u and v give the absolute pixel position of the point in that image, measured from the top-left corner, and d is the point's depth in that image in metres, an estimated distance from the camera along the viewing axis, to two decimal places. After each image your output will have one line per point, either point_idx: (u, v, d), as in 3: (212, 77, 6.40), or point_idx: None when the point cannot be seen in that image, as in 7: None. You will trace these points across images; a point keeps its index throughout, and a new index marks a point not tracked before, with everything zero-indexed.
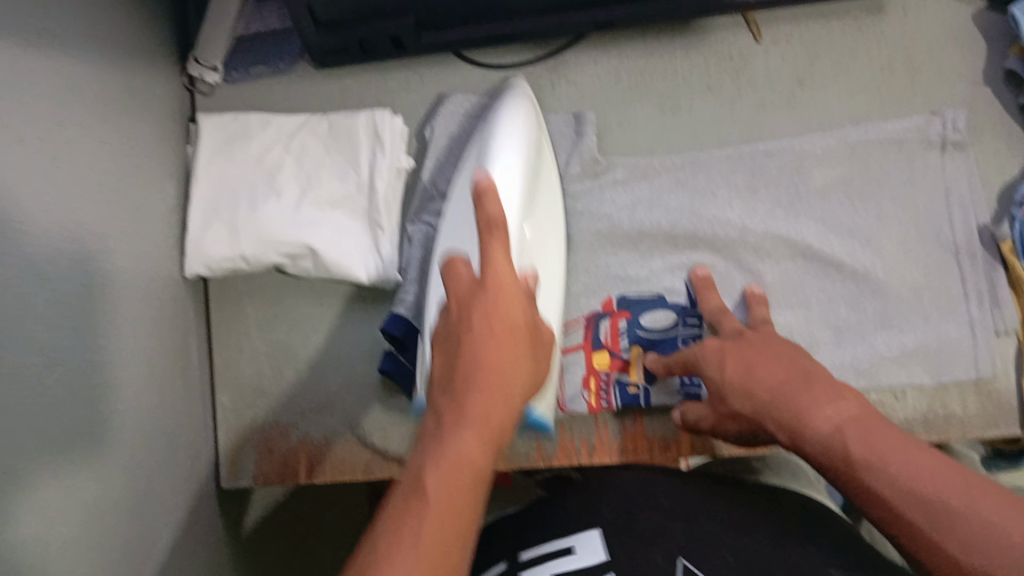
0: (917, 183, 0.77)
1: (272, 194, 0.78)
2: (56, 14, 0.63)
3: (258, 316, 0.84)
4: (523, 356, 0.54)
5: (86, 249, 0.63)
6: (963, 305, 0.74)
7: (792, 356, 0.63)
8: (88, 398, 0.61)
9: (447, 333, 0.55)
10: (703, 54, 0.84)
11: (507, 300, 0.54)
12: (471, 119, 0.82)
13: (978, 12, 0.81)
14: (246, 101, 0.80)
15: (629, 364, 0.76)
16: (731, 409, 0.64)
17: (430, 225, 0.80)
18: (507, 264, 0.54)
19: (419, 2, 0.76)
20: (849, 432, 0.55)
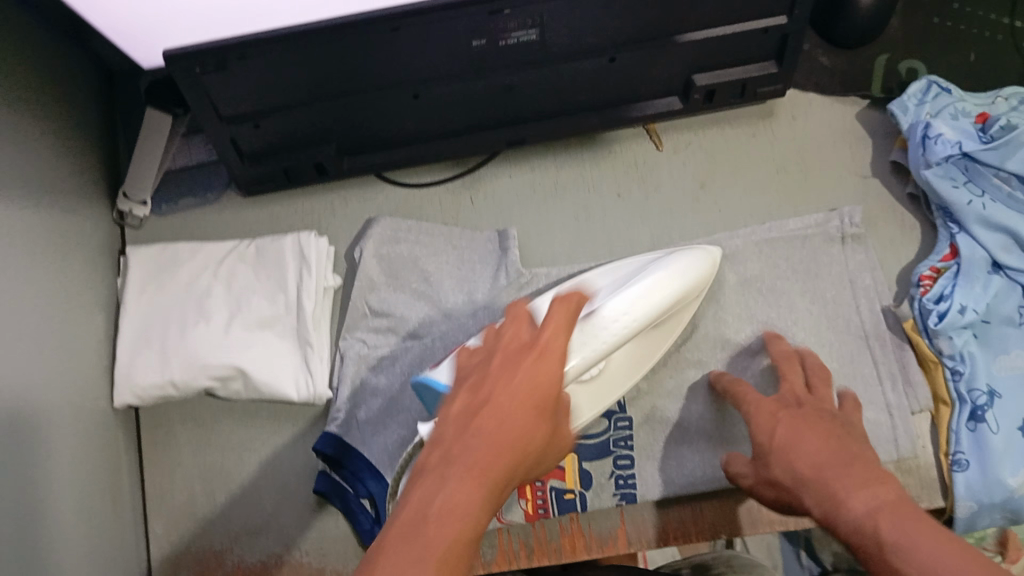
0: (821, 275, 0.76)
1: (202, 319, 0.74)
2: None
3: (191, 441, 0.75)
4: (545, 427, 0.46)
5: (10, 383, 0.58)
6: (879, 392, 0.72)
7: (840, 433, 0.58)
8: (10, 537, 0.54)
9: (478, 376, 0.49)
10: (611, 166, 0.82)
11: (553, 360, 0.49)
12: (403, 242, 0.78)
13: (862, 108, 0.82)
14: (174, 229, 0.80)
15: (563, 471, 0.72)
16: (774, 476, 0.58)
17: (364, 342, 0.75)
18: (561, 340, 0.51)
19: (340, 128, 0.74)
20: (883, 518, 0.47)
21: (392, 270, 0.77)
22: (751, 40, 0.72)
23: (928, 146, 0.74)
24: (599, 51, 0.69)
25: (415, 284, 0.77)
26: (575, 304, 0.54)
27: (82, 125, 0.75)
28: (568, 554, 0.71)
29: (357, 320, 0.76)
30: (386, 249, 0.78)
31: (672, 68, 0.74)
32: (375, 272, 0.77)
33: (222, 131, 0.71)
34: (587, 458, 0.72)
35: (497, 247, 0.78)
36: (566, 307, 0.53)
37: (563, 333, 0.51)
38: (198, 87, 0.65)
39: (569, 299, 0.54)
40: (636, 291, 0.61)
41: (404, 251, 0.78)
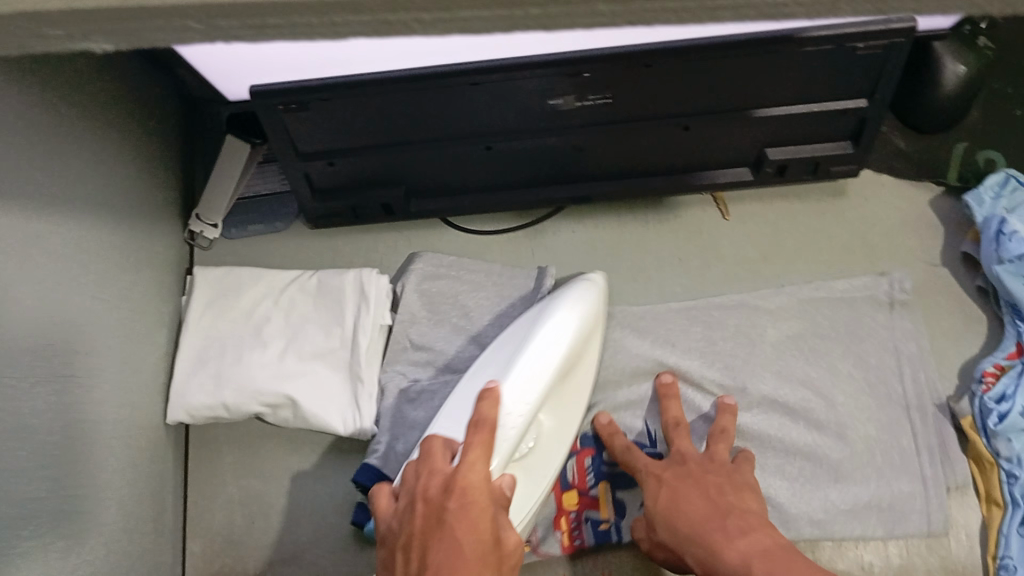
0: (878, 362, 0.75)
1: (258, 345, 0.76)
2: (74, 162, 0.63)
3: (236, 464, 0.76)
4: (489, 568, 0.50)
5: (74, 400, 0.60)
6: (916, 464, 0.71)
7: (718, 485, 0.64)
8: (58, 553, 0.56)
9: (407, 536, 0.53)
10: (674, 230, 0.82)
11: (478, 500, 0.53)
12: (446, 276, 0.79)
13: (937, 194, 0.81)
14: (240, 254, 0.82)
15: (598, 502, 0.72)
16: (660, 538, 0.64)
17: (405, 373, 0.76)
18: (481, 473, 0.54)
19: (411, 171, 0.75)
20: (755, 564, 0.56)
21: (432, 301, 0.79)
22: (828, 120, 0.71)
23: (1002, 243, 0.72)
24: (673, 119, 0.69)
25: (456, 318, 0.78)
26: (486, 429, 0.56)
27: (163, 147, 0.78)
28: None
29: (396, 354, 0.77)
30: (428, 283, 0.79)
31: (745, 141, 0.74)
32: (417, 306, 0.78)
33: (296, 166, 0.72)
34: (620, 488, 0.72)
35: (534, 285, 0.78)
36: (480, 443, 0.55)
37: (482, 460, 0.55)
38: (278, 122, 0.66)
39: (479, 420, 0.57)
40: (531, 355, 0.63)
41: (442, 284, 0.79)
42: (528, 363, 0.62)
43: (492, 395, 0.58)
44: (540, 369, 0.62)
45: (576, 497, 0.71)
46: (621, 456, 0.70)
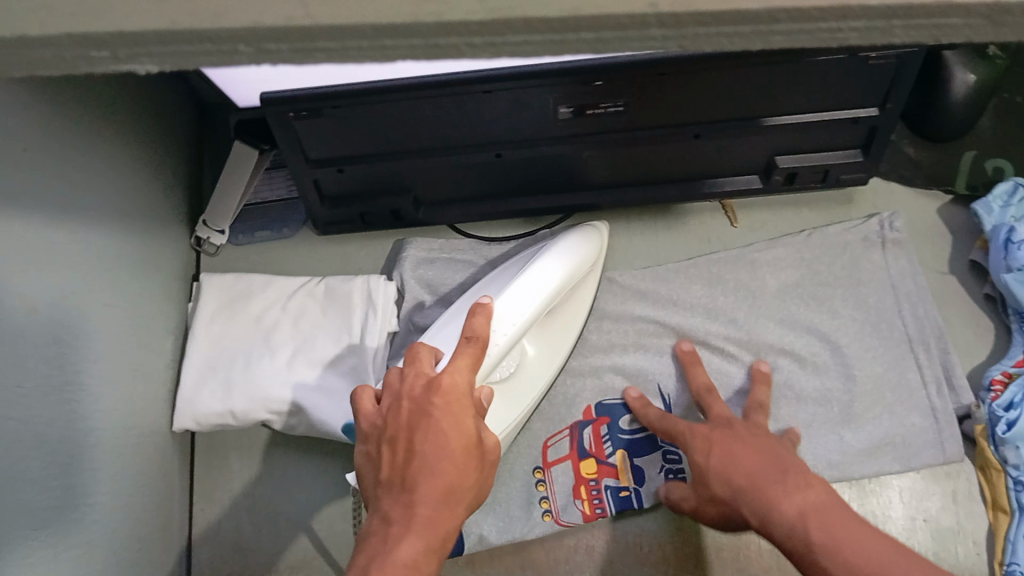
0: (888, 369, 0.75)
1: (267, 352, 0.75)
2: (84, 169, 0.62)
3: (244, 471, 0.76)
4: (472, 462, 0.50)
5: (85, 408, 0.60)
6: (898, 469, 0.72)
7: (771, 450, 0.63)
8: (67, 560, 0.56)
9: (392, 430, 0.51)
10: (683, 237, 0.82)
11: (462, 396, 0.51)
12: (442, 262, 0.80)
13: (944, 203, 0.81)
14: (249, 260, 0.82)
15: (617, 469, 0.73)
16: (712, 494, 0.63)
17: (414, 358, 0.77)
18: (465, 376, 0.52)
19: (420, 179, 0.75)
20: (811, 519, 0.55)
21: (433, 287, 0.80)
22: (839, 129, 0.71)
23: (1011, 252, 0.73)
24: (683, 128, 0.69)
25: (457, 298, 0.79)
26: (479, 343, 0.55)
27: (171, 153, 0.77)
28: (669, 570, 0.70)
29: (403, 337, 0.78)
30: (423, 269, 0.80)
31: (755, 149, 0.74)
32: (416, 291, 0.79)
33: (306, 173, 0.72)
34: (636, 454, 0.73)
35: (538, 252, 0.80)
36: (467, 356, 0.54)
37: (466, 366, 0.53)
38: (290, 130, 0.66)
39: (472, 336, 0.56)
40: (531, 272, 0.64)
41: (440, 269, 0.80)
42: (525, 282, 0.63)
43: (486, 310, 0.59)
44: (537, 292, 0.63)
45: (594, 466, 0.73)
46: (658, 424, 0.70)
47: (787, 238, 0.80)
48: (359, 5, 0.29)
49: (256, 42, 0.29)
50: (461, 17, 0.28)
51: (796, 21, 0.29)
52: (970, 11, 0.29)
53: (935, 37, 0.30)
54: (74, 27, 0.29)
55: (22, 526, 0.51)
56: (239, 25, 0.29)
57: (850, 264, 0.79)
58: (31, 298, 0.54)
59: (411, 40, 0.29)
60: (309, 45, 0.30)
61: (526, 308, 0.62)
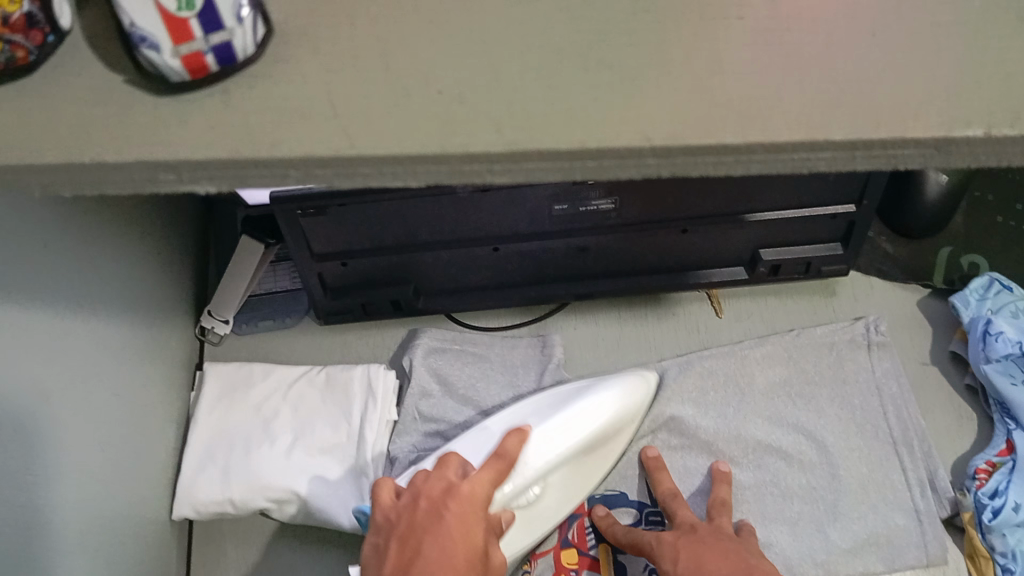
0: (874, 456, 0.77)
1: (266, 441, 0.76)
2: (96, 265, 0.65)
3: (240, 560, 0.76)
4: (473, 571, 0.53)
5: (89, 497, 0.61)
6: (900, 556, 0.73)
7: (734, 553, 0.65)
8: None
9: (404, 526, 0.55)
10: (674, 328, 0.85)
11: (477, 508, 0.56)
12: (449, 351, 0.82)
13: (926, 296, 0.85)
14: (251, 349, 0.84)
15: (598, 562, 0.74)
16: None
17: (414, 445, 0.77)
18: (483, 486, 0.58)
19: (420, 270, 0.78)
20: None
21: (439, 376, 0.81)
22: (819, 223, 0.75)
23: (989, 343, 0.76)
24: (671, 223, 0.73)
25: (461, 391, 0.80)
26: (502, 462, 0.61)
27: (179, 246, 0.80)
28: None
29: (406, 424, 0.78)
30: (432, 359, 0.82)
31: (740, 242, 0.77)
32: (424, 379, 0.80)
33: (310, 266, 0.75)
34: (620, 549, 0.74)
35: (539, 351, 0.83)
36: (493, 467, 0.60)
37: (487, 481, 0.59)
38: (296, 226, 0.69)
39: (502, 455, 0.62)
40: (574, 410, 0.69)
41: (450, 361, 0.82)
42: (563, 423, 0.68)
43: (521, 435, 0.65)
44: (574, 430, 0.68)
45: (576, 557, 0.73)
46: (624, 539, 0.71)
47: (773, 337, 0.83)
48: (396, 139, 0.33)
49: (305, 167, 0.33)
50: (484, 145, 0.32)
51: (772, 151, 0.33)
52: (924, 138, 0.32)
53: (896, 159, 0.34)
54: (151, 147, 0.33)
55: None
56: (292, 153, 0.32)
57: (837, 353, 0.82)
58: (44, 391, 0.57)
59: (442, 163, 0.33)
60: (350, 167, 0.33)
61: (562, 444, 0.67)
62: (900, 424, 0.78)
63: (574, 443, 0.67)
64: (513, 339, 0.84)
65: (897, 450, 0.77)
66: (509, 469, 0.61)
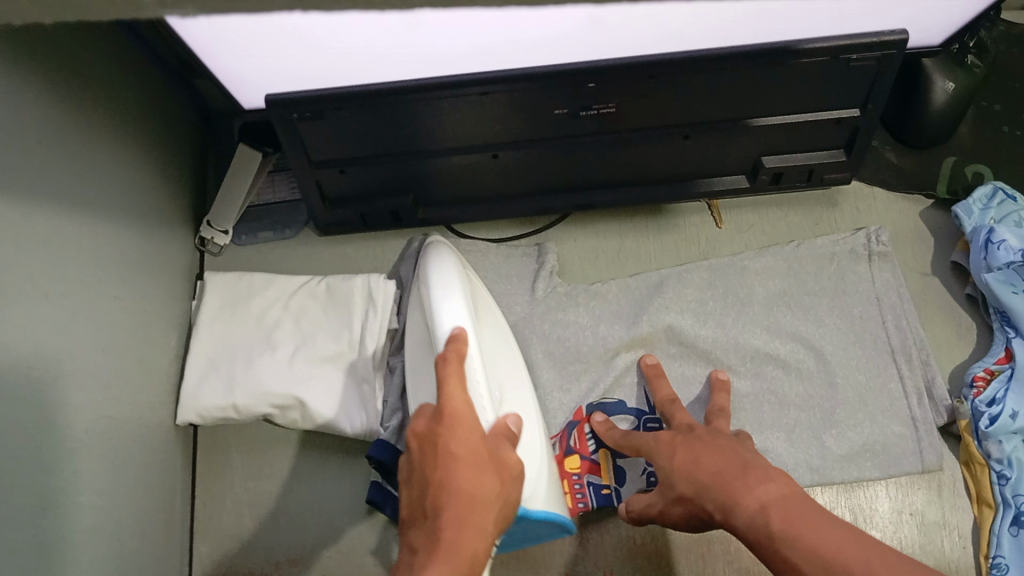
0: (873, 364, 0.77)
1: (268, 349, 0.77)
2: (93, 165, 0.65)
3: (245, 466, 0.77)
4: (486, 473, 0.53)
5: (94, 395, 0.62)
6: (898, 460, 0.74)
7: (728, 447, 0.65)
8: (73, 540, 0.57)
9: (416, 468, 0.56)
10: (674, 238, 0.84)
11: (465, 421, 0.55)
12: None
13: (927, 207, 0.84)
14: (250, 260, 0.84)
15: (599, 467, 0.75)
16: (678, 493, 0.64)
17: None
18: (463, 399, 0.56)
19: (419, 179, 0.77)
20: (772, 510, 0.57)
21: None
22: (824, 129, 0.74)
23: (990, 251, 0.75)
24: (673, 129, 0.72)
25: None
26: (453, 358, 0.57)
27: (175, 154, 0.79)
28: (631, 559, 0.73)
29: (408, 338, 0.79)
30: None
31: (742, 150, 0.77)
32: None
33: (308, 174, 0.74)
34: (619, 454, 0.75)
35: (535, 263, 0.83)
36: (455, 370, 0.57)
37: (461, 390, 0.56)
38: (292, 131, 0.68)
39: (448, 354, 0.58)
40: (439, 296, 0.64)
41: None
42: (444, 304, 0.63)
43: (459, 340, 0.59)
44: (453, 302, 0.63)
45: (578, 462, 0.74)
46: (623, 442, 0.72)
47: (773, 248, 0.82)
48: None
49: None
50: None
51: None
52: None
53: None
54: None
55: (23, 501, 0.52)
56: None
57: (839, 264, 0.81)
58: (45, 285, 0.57)
59: None
60: None
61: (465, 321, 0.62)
62: (897, 332, 0.78)
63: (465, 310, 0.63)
64: (515, 250, 0.84)
65: (895, 358, 0.77)
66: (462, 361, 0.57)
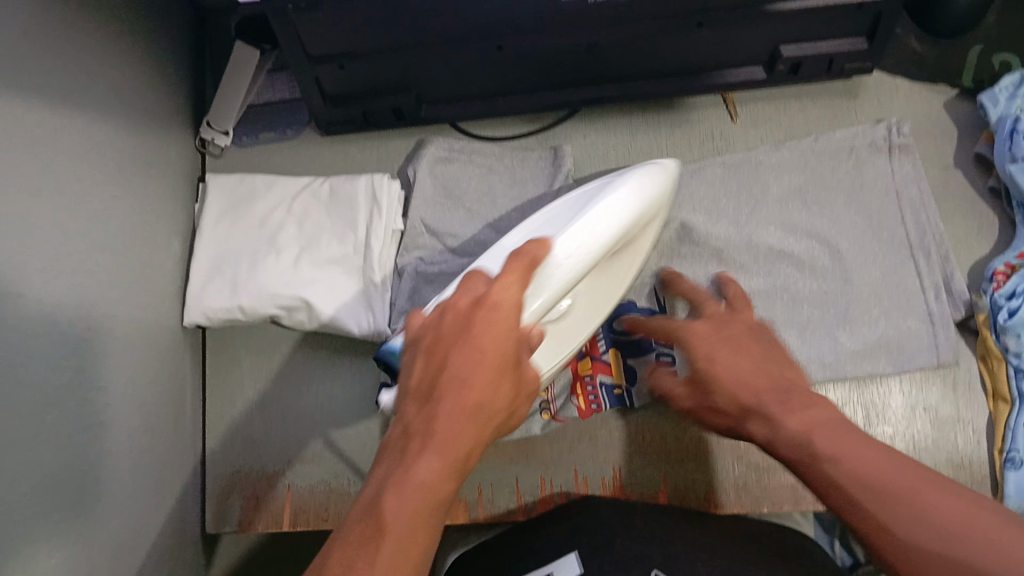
0: (889, 259, 0.75)
1: (273, 250, 0.76)
2: (86, 61, 0.62)
3: (254, 368, 0.77)
4: (507, 380, 0.48)
5: (101, 295, 0.61)
6: (915, 356, 0.72)
7: (771, 360, 0.61)
8: (88, 438, 0.57)
9: (432, 340, 0.50)
10: (687, 134, 0.82)
11: (505, 314, 0.49)
12: (452, 162, 0.80)
13: (951, 98, 0.81)
14: (252, 161, 0.83)
15: (610, 367, 0.74)
16: (713, 406, 0.60)
17: (421, 260, 0.77)
18: (515, 295, 0.50)
19: (422, 74, 0.74)
20: (817, 432, 0.52)
21: (445, 186, 0.79)
22: (844, 14, 0.71)
23: (1016, 142, 0.73)
24: (685, 16, 0.69)
25: (469, 202, 0.79)
26: (522, 261, 0.53)
27: (170, 52, 0.77)
28: (640, 453, 0.73)
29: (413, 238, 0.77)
30: (440, 168, 0.80)
31: (759, 39, 0.73)
32: (428, 190, 0.79)
33: (306, 70, 0.72)
34: (630, 355, 0.74)
35: (550, 164, 0.80)
36: (515, 272, 0.52)
37: (516, 283, 0.51)
38: (287, 24, 0.66)
39: (522, 252, 0.54)
40: (606, 206, 0.59)
41: (455, 168, 0.80)
42: (591, 223, 0.57)
43: (541, 243, 0.55)
44: (602, 228, 0.58)
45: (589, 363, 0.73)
46: (648, 333, 0.69)
47: (790, 142, 0.80)
48: None
49: None
50: None
51: None
52: None
53: None
54: None
55: (37, 394, 0.52)
56: None
57: (857, 157, 0.79)
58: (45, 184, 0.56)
59: None
60: None
61: (592, 245, 0.57)
62: (916, 227, 0.76)
63: (603, 240, 0.58)
64: (524, 150, 0.81)
65: (913, 253, 0.75)
66: (532, 266, 0.53)
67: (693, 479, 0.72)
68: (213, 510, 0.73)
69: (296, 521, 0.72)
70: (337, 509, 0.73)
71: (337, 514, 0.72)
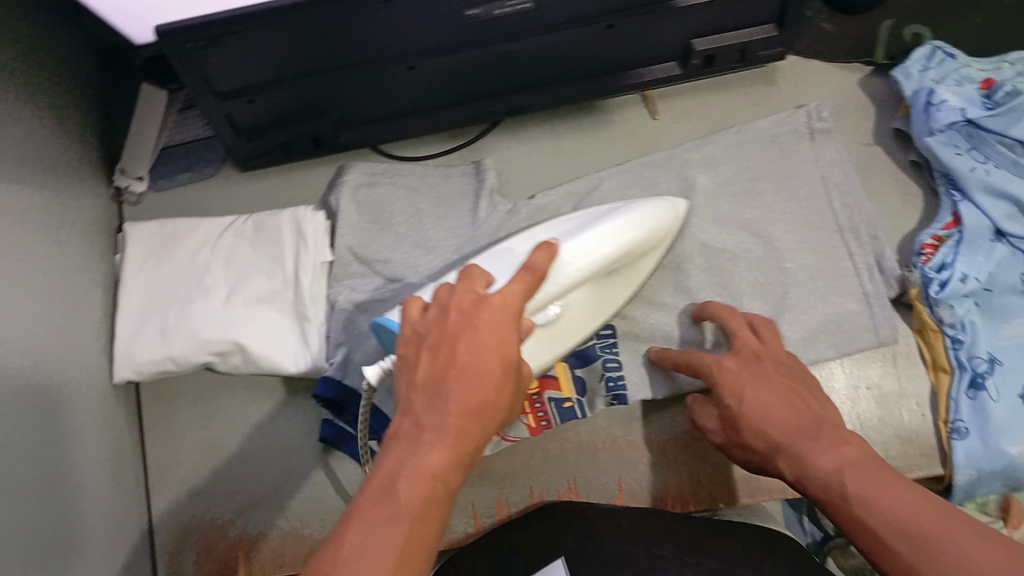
0: (821, 242, 0.76)
1: (201, 295, 0.74)
2: None
3: (193, 417, 0.75)
4: (510, 380, 0.47)
5: (33, 359, 0.59)
6: (854, 336, 0.73)
7: (800, 393, 0.60)
8: (36, 509, 0.55)
9: (436, 336, 0.48)
10: (609, 135, 0.82)
11: (507, 320, 0.49)
12: (375, 186, 0.79)
13: (866, 75, 0.82)
14: (170, 205, 0.80)
15: (557, 380, 0.72)
16: (745, 441, 0.60)
17: (352, 289, 0.75)
18: (516, 301, 0.50)
19: (337, 100, 0.73)
20: (847, 470, 0.50)
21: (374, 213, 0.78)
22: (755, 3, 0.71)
23: (931, 113, 0.74)
24: (596, 19, 0.68)
25: (397, 225, 0.78)
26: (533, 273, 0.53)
27: (75, 101, 0.75)
28: (594, 462, 0.73)
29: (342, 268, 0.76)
30: (362, 194, 0.78)
31: (673, 35, 0.73)
32: (353, 216, 0.77)
33: (216, 107, 0.70)
34: (577, 363, 0.73)
35: (474, 179, 0.80)
36: (522, 280, 0.52)
37: (518, 292, 0.51)
38: (190, 63, 0.64)
39: (531, 268, 0.54)
40: (617, 221, 0.64)
41: (380, 192, 0.78)
42: (596, 236, 0.62)
43: (550, 249, 0.56)
44: (600, 248, 0.62)
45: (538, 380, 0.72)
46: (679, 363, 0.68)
47: (714, 135, 0.80)
48: None
49: None
50: None
51: None
52: None
53: None
54: None
55: None
56: None
57: (780, 143, 0.79)
58: None
59: None
60: None
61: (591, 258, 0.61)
62: (843, 207, 0.77)
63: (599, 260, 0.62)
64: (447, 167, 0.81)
65: (844, 233, 0.76)
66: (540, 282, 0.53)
67: (648, 484, 0.72)
68: (164, 567, 0.71)
69: (252, 568, 0.71)
70: (293, 552, 0.71)
71: (294, 557, 0.71)
